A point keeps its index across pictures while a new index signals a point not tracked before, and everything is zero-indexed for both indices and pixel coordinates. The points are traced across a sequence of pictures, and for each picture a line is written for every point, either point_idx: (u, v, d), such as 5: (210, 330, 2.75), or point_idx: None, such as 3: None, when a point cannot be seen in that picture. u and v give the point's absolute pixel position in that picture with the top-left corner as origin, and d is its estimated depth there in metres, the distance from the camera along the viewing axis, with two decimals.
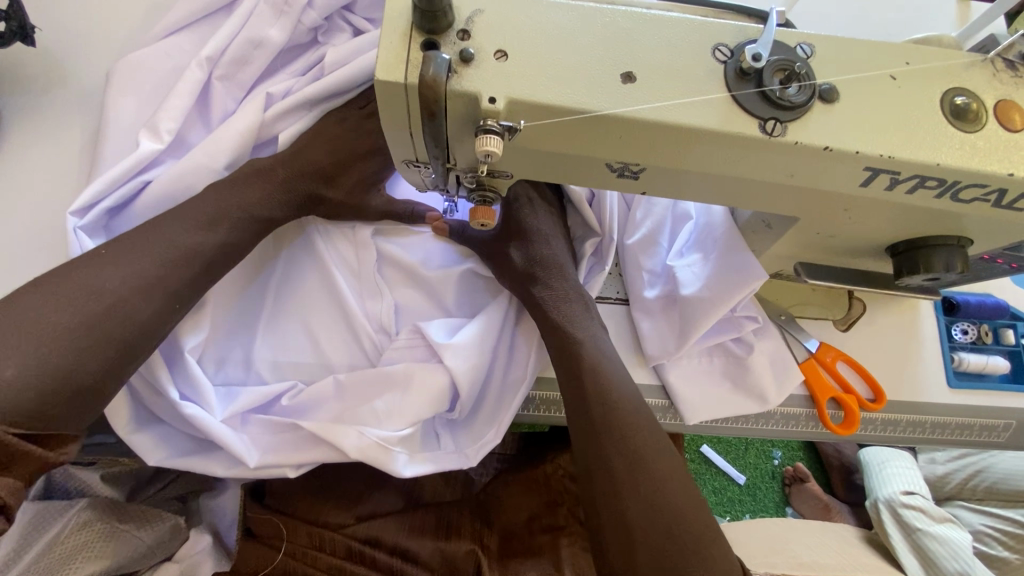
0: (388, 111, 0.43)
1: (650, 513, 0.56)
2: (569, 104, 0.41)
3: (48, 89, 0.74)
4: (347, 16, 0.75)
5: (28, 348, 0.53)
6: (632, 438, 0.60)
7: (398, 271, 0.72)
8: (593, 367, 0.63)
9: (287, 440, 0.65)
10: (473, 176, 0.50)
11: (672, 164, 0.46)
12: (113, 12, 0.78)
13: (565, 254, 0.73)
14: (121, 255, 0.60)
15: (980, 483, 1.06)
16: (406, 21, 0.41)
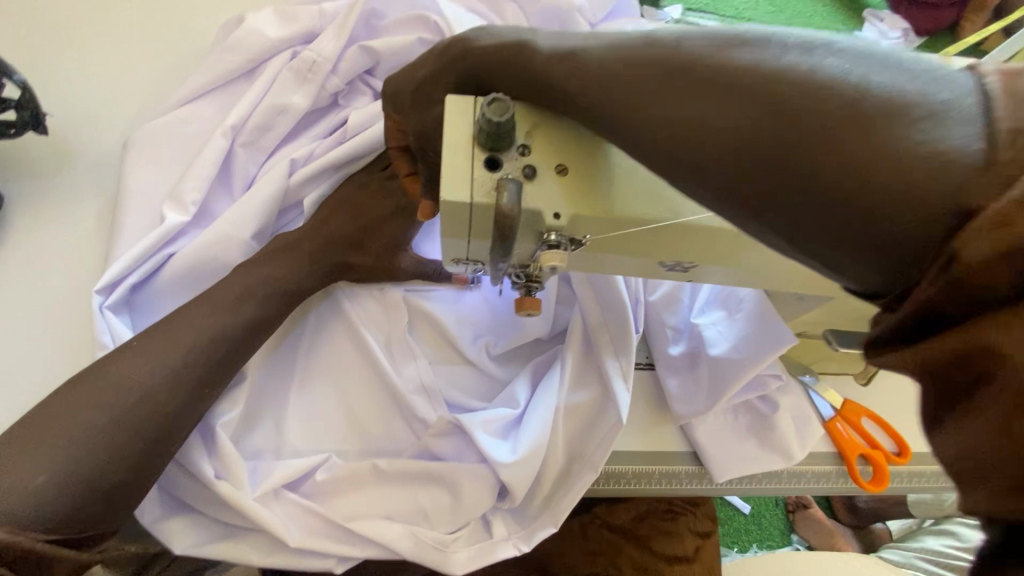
0: (449, 224, 0.43)
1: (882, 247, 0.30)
2: (633, 215, 0.42)
3: (58, 158, 0.71)
4: (369, 80, 0.74)
5: (63, 453, 0.52)
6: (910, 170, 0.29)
7: (436, 332, 0.70)
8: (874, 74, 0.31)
9: (327, 528, 0.63)
10: (524, 273, 0.50)
11: (721, 260, 0.47)
12: (120, 75, 0.75)
13: (594, 308, 0.69)
14: (157, 342, 0.59)
15: None
16: (469, 140, 0.41)
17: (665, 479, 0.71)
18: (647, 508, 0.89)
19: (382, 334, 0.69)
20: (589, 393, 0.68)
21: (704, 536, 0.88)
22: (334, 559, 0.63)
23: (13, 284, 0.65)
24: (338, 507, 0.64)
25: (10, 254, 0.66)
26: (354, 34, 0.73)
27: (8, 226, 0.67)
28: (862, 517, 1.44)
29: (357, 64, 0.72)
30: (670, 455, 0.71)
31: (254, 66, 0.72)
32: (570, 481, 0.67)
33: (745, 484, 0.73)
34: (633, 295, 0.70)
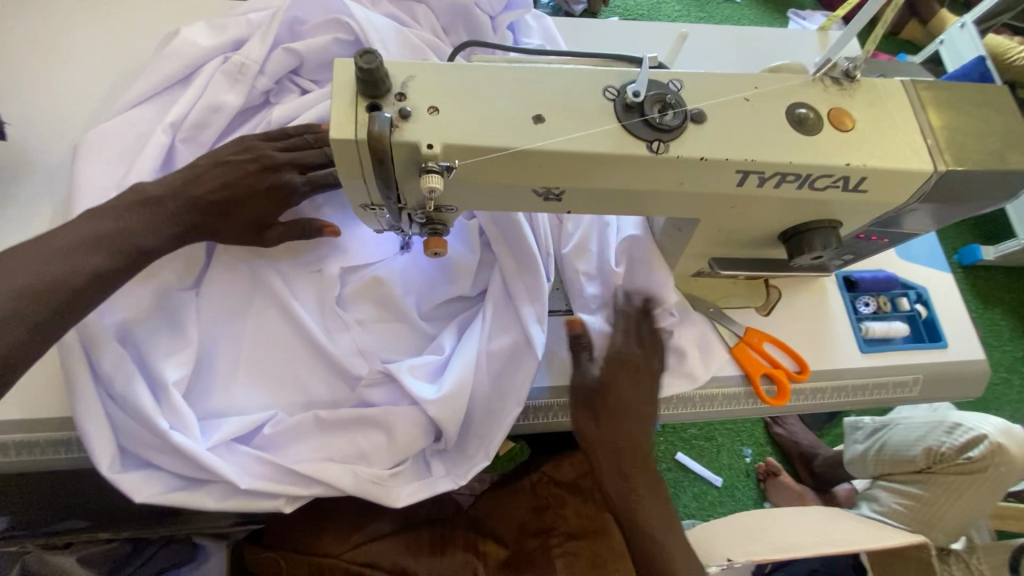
0: (344, 164, 0.52)
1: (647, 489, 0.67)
2: (495, 144, 0.51)
3: (15, 164, 0.78)
4: (295, 79, 0.84)
5: None
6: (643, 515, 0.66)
7: (367, 294, 0.77)
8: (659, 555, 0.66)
9: (275, 472, 0.69)
10: (423, 212, 0.59)
11: (583, 184, 0.56)
12: (71, 89, 0.83)
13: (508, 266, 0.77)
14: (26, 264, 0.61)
15: (883, 456, 1.11)
16: (353, 91, 0.50)
17: None
18: None
19: (315, 301, 0.75)
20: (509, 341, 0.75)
21: None
22: (284, 500, 0.69)
23: None
24: (286, 453, 0.70)
25: None
26: (278, 40, 0.82)
27: None
28: (824, 476, 1.51)
29: (284, 65, 0.81)
30: None
31: (191, 72, 0.80)
32: (495, 420, 0.74)
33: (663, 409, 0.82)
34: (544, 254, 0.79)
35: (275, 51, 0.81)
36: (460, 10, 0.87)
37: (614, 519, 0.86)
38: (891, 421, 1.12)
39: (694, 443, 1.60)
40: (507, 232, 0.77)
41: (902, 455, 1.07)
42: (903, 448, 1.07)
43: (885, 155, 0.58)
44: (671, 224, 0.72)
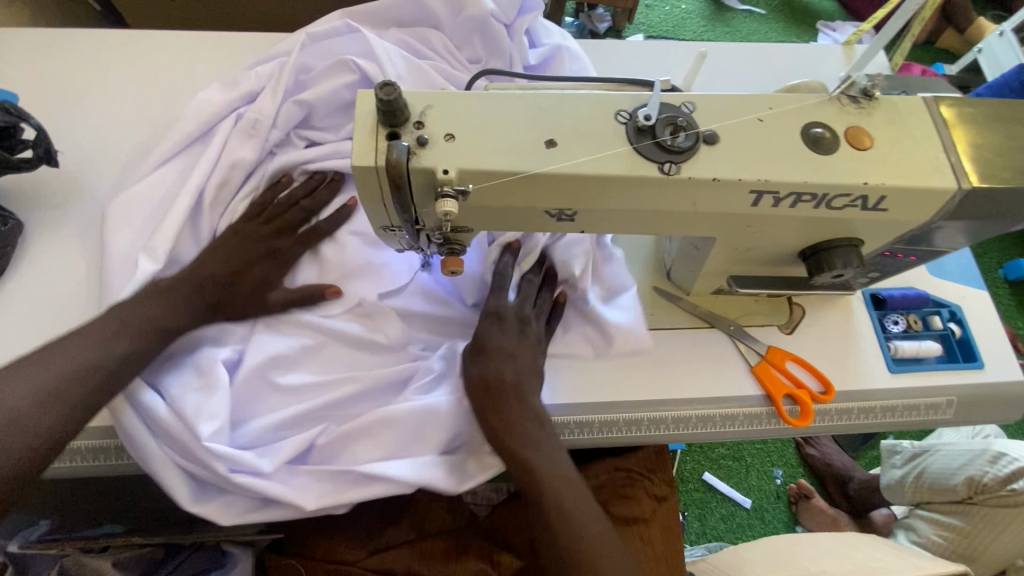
0: (364, 189, 0.54)
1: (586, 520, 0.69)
2: (508, 168, 0.52)
3: (68, 189, 0.84)
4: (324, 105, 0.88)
5: None
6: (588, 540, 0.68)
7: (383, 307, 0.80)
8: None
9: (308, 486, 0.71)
10: (440, 233, 0.61)
11: (596, 205, 0.57)
12: (120, 120, 0.89)
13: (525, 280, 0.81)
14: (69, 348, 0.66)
15: (923, 484, 1.06)
16: (372, 121, 0.53)
17: (602, 428, 0.80)
18: (606, 478, 0.93)
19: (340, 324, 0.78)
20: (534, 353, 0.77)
21: (662, 499, 0.91)
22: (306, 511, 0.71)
23: (32, 294, 0.77)
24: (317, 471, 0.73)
25: (29, 270, 0.79)
26: (304, 79, 0.87)
27: (27, 248, 0.80)
28: (860, 500, 1.45)
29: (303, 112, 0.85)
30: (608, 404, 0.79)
31: (221, 119, 0.85)
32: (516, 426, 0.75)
33: (684, 428, 0.81)
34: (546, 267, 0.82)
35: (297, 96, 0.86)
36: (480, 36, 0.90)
37: (628, 534, 0.86)
38: (931, 447, 1.07)
39: (722, 462, 1.57)
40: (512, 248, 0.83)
41: (942, 484, 1.02)
42: (942, 477, 1.03)
43: (906, 173, 0.57)
44: (688, 243, 0.73)
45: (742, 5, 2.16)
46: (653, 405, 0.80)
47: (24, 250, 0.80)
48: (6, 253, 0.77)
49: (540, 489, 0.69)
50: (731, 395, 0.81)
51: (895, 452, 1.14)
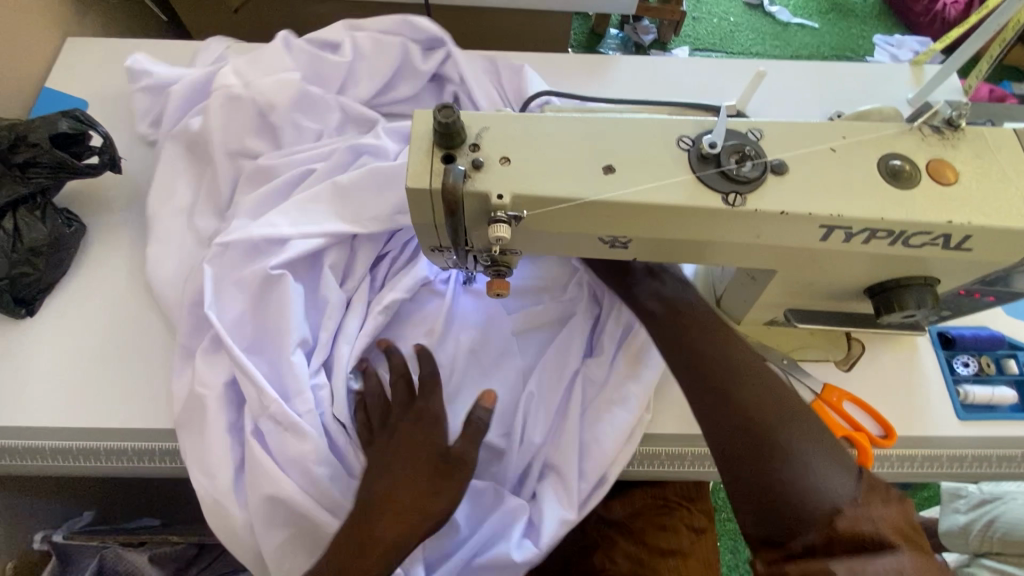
0: (416, 210, 0.53)
1: (748, 386, 0.57)
2: (564, 193, 0.51)
3: (127, 196, 0.87)
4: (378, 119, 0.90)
5: None
6: (755, 396, 0.57)
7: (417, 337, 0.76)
8: (764, 397, 0.56)
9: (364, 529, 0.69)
10: (489, 255, 0.60)
11: (653, 234, 0.54)
12: None
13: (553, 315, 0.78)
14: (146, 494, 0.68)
15: (996, 534, 0.97)
16: (428, 142, 0.52)
17: (649, 460, 0.77)
18: (642, 505, 0.90)
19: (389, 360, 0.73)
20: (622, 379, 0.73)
21: (700, 532, 0.87)
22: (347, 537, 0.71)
23: (90, 296, 0.79)
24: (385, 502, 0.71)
25: (87, 271, 0.81)
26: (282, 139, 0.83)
27: (87, 250, 0.83)
28: None
29: (301, 345, 0.72)
30: (651, 436, 0.76)
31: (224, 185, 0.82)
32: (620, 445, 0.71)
33: None
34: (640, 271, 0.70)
35: (223, 287, 0.74)
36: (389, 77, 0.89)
37: (667, 567, 0.82)
38: (1002, 495, 1.00)
39: None
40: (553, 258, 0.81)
41: (1016, 536, 0.95)
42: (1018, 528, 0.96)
43: (996, 211, 0.52)
44: (743, 271, 0.70)
45: (795, 18, 2.09)
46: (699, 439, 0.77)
47: (84, 252, 0.83)
48: (70, 256, 0.80)
49: (693, 355, 0.61)
50: None
51: (955, 496, 1.04)
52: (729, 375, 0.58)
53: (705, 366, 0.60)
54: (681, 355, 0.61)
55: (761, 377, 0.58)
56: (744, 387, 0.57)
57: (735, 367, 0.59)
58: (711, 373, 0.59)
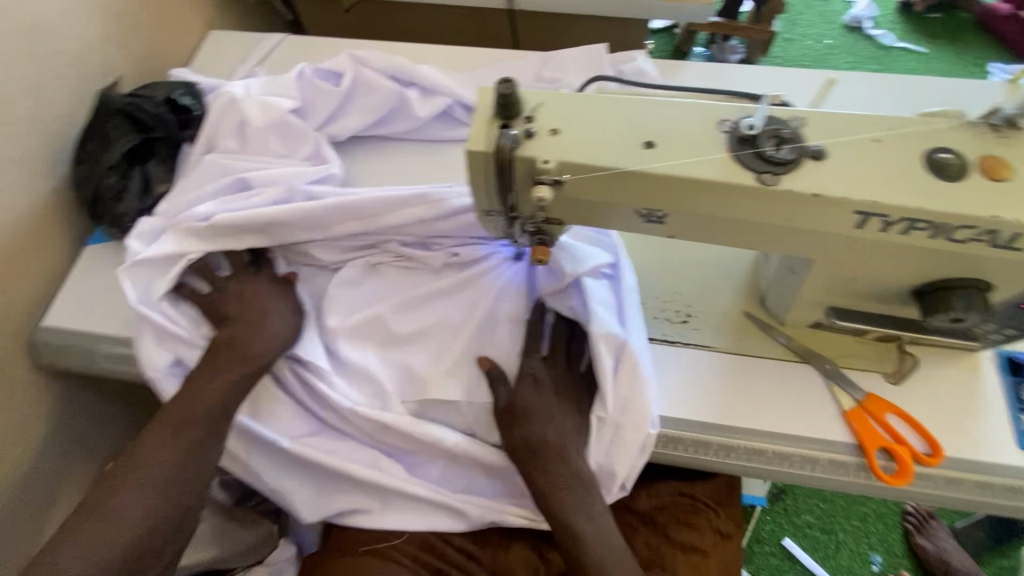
0: (471, 172, 0.60)
1: (587, 520, 0.71)
2: (604, 161, 0.56)
3: None
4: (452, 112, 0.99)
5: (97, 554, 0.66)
6: (585, 533, 0.70)
7: (422, 322, 0.82)
8: (593, 534, 0.70)
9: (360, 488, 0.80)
10: (533, 223, 0.65)
11: (688, 209, 0.58)
12: None
13: (564, 331, 0.80)
14: (133, 482, 0.70)
15: None
16: (488, 113, 0.59)
17: (694, 447, 0.77)
18: (668, 499, 0.89)
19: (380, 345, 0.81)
20: (615, 401, 0.74)
21: (725, 535, 0.87)
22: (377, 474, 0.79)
23: None
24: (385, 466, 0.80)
25: None
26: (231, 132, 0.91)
27: None
28: None
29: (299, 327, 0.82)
30: (678, 420, 0.77)
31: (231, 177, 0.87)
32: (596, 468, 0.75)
33: (756, 462, 0.77)
34: (534, 372, 0.77)
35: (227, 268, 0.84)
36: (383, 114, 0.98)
37: (685, 561, 0.83)
38: None
39: (809, 531, 1.43)
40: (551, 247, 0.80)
41: None
42: None
43: None
44: (785, 265, 0.71)
45: (898, 42, 2.00)
46: (725, 429, 0.77)
47: None
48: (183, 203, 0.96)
49: (527, 472, 0.72)
50: (816, 437, 0.75)
51: None
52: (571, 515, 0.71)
53: (554, 499, 0.71)
54: (535, 485, 0.72)
55: (595, 509, 0.71)
56: (580, 518, 0.70)
57: (578, 503, 0.71)
58: (554, 511, 0.71)
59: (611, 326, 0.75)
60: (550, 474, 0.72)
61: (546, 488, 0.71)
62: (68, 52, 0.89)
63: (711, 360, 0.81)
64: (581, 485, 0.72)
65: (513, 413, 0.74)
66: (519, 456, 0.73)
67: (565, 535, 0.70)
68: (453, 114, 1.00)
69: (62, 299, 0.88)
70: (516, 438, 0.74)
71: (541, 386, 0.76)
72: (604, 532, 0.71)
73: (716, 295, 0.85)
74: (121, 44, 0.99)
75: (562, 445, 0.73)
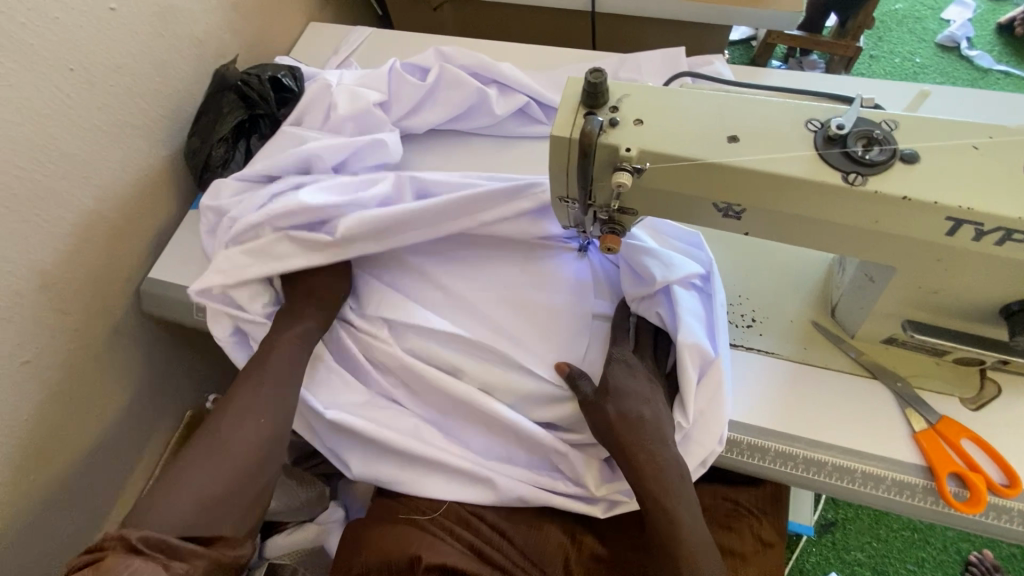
0: (553, 157, 0.63)
1: (681, 503, 0.68)
2: (685, 153, 0.57)
3: None
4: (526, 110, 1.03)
5: (189, 486, 0.67)
6: (676, 514, 0.67)
7: (491, 301, 0.85)
8: (682, 517, 0.67)
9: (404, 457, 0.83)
10: (607, 211, 0.67)
11: (768, 205, 0.58)
12: None
13: (650, 331, 0.82)
14: (219, 437, 0.71)
15: None
16: (575, 101, 0.62)
17: (751, 452, 0.76)
18: (710, 502, 0.87)
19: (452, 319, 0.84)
20: (694, 407, 0.74)
21: (766, 544, 0.85)
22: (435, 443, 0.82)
23: None
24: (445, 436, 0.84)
25: None
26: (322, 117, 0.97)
27: None
28: None
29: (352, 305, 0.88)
30: (736, 422, 0.77)
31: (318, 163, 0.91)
32: None
33: (815, 475, 0.73)
34: (626, 359, 0.77)
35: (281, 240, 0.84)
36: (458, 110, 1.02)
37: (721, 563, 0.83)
38: None
39: (858, 569, 1.36)
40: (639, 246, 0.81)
41: None
42: None
43: None
44: (862, 273, 0.70)
45: (997, 64, 1.88)
46: (781, 436, 0.75)
47: None
48: None
49: (619, 448, 0.71)
50: (883, 456, 0.73)
51: None
52: (664, 494, 0.68)
53: (647, 478, 0.68)
54: (629, 463, 0.70)
55: (685, 493, 0.69)
56: (672, 500, 0.67)
57: (670, 485, 0.68)
58: (645, 489, 0.68)
59: (700, 337, 0.76)
60: (647, 451, 0.70)
61: (641, 465, 0.69)
62: (193, 34, 0.99)
63: (775, 367, 0.80)
64: (674, 466, 0.69)
65: (605, 391, 0.74)
66: (615, 432, 0.71)
67: (658, 514, 0.67)
68: (529, 112, 1.04)
69: (168, 255, 0.97)
70: (613, 413, 0.72)
71: (634, 370, 0.76)
72: (694, 517, 0.68)
73: (784, 303, 0.84)
74: (236, 30, 1.08)
75: (659, 426, 0.71)
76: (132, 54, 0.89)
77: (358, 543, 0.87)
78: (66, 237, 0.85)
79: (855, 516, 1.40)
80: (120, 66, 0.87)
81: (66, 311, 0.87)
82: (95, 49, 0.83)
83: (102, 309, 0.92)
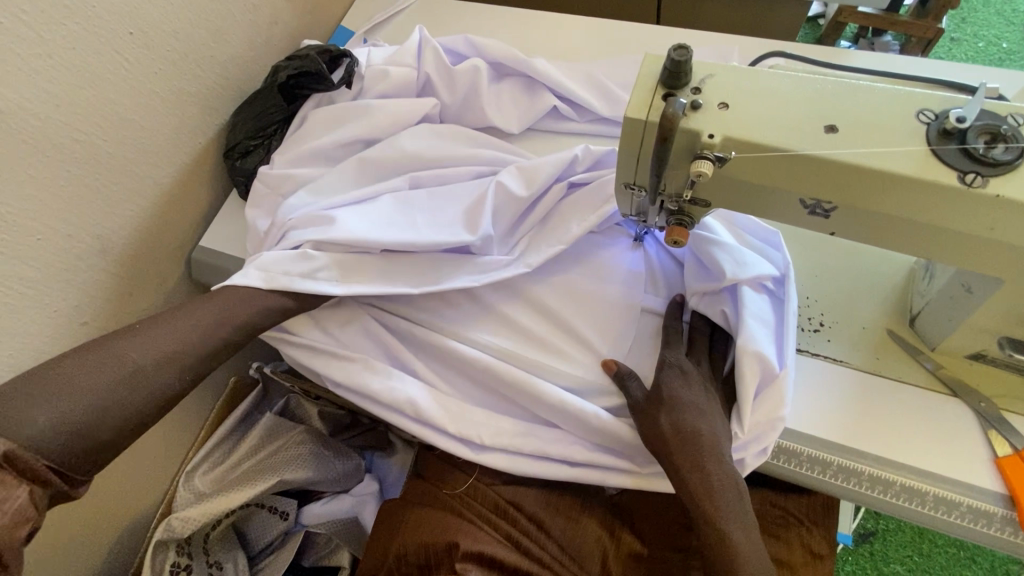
0: (625, 141, 0.58)
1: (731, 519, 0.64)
2: (775, 143, 0.52)
3: None
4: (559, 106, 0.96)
5: (91, 390, 0.61)
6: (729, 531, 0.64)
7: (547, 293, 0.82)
8: (731, 532, 0.64)
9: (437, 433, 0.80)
10: (678, 201, 0.62)
11: (865, 205, 0.53)
12: None
13: (705, 330, 0.78)
14: (140, 345, 0.66)
15: None
16: (652, 80, 0.57)
17: (810, 464, 0.71)
18: (759, 509, 0.84)
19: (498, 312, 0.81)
20: (751, 420, 0.70)
21: (818, 557, 0.81)
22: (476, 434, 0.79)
23: None
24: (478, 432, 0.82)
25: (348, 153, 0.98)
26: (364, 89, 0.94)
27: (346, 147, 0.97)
28: None
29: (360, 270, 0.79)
30: (799, 432, 0.72)
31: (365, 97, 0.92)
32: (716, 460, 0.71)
33: (881, 494, 0.68)
34: (681, 366, 0.73)
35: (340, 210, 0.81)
36: (463, 100, 0.95)
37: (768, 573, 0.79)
38: None
39: None
40: (717, 241, 0.76)
41: None
42: None
43: None
44: (958, 282, 0.64)
45: None
46: (846, 450, 0.70)
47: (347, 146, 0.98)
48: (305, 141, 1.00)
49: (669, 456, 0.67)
50: (959, 480, 0.68)
51: None
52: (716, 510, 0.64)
53: (699, 493, 0.65)
54: (678, 472, 0.66)
55: (739, 505, 0.65)
56: (726, 516, 0.64)
57: (722, 498, 0.65)
58: (695, 502, 0.65)
59: (764, 344, 0.71)
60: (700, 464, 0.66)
61: (693, 476, 0.65)
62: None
63: (842, 375, 0.75)
64: (731, 482, 0.65)
65: (659, 398, 0.70)
66: (669, 439, 0.67)
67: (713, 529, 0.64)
68: (560, 111, 0.96)
69: (217, 224, 0.97)
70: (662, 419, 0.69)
71: (690, 380, 0.72)
72: (749, 532, 0.65)
73: (854, 310, 0.78)
74: None
75: (717, 442, 0.67)
76: (189, 18, 0.87)
77: (394, 526, 0.87)
78: (123, 203, 0.85)
79: (896, 528, 1.34)
80: (177, 30, 0.86)
81: (120, 275, 0.87)
82: (154, 14, 0.82)
83: (154, 275, 0.93)
